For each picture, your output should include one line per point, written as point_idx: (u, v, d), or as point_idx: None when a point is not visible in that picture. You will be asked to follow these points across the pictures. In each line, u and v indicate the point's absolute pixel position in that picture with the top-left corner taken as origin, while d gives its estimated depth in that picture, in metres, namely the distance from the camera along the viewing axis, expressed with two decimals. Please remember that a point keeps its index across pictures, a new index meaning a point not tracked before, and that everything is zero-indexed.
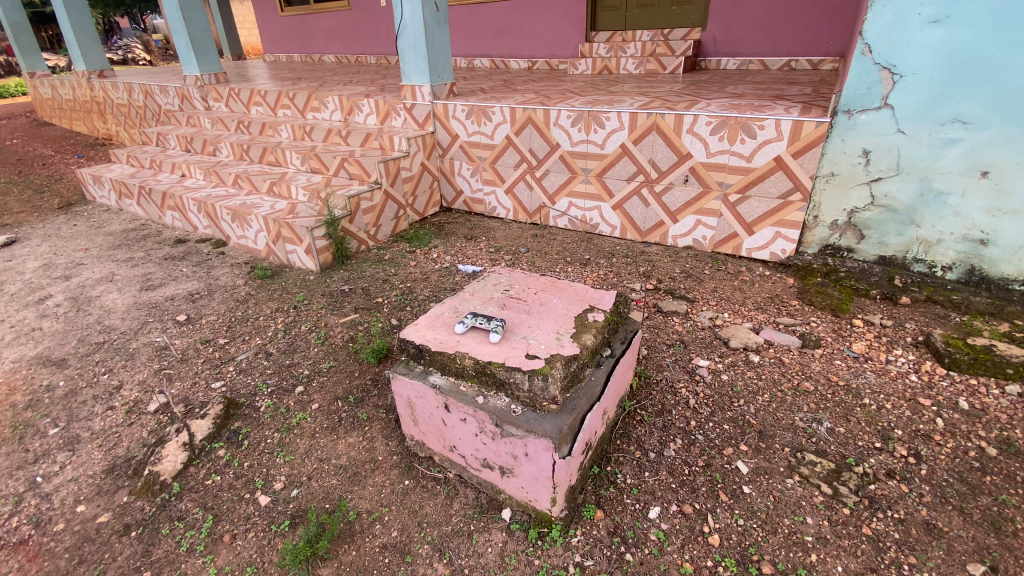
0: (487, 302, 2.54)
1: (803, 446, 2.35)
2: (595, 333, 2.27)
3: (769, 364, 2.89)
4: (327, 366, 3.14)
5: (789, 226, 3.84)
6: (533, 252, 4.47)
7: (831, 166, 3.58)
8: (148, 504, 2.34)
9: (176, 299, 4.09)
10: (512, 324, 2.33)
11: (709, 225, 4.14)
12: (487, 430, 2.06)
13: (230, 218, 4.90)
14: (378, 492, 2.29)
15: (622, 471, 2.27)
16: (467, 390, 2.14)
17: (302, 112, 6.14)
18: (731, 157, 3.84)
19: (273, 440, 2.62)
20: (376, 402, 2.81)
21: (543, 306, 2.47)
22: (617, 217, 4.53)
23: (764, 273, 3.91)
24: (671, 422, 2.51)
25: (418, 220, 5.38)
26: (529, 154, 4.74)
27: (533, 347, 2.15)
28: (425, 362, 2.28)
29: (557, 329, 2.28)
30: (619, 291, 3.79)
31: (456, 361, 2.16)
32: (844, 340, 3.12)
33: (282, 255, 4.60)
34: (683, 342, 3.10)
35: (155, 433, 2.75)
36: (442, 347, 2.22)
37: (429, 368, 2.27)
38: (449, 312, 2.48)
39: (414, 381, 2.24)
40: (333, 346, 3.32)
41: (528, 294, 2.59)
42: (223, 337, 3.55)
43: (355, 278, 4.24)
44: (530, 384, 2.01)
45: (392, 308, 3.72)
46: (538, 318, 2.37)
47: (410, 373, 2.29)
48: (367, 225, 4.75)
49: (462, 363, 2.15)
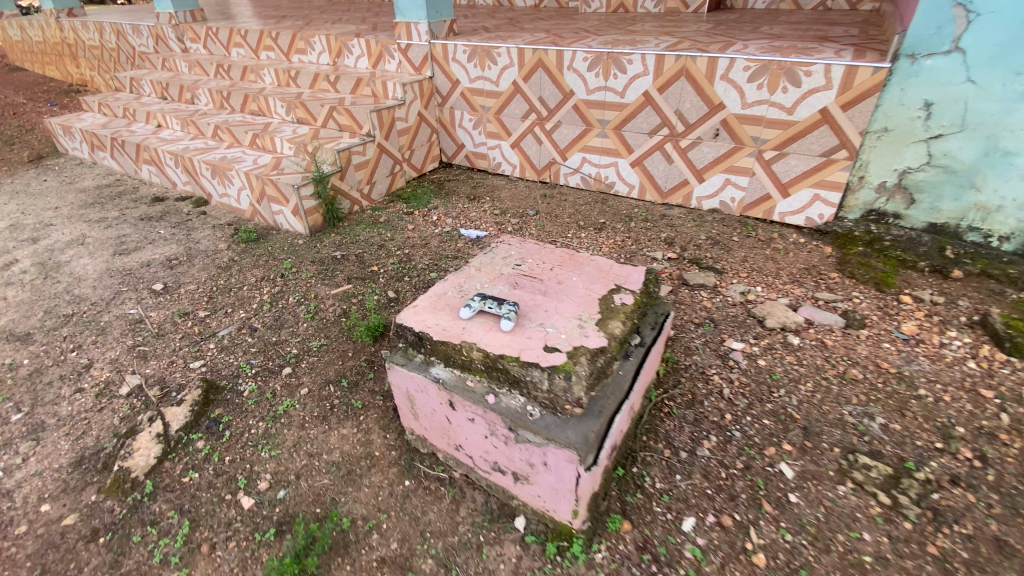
0: (496, 279, 2.21)
1: (855, 446, 2.08)
2: (623, 319, 1.95)
3: (811, 348, 2.58)
4: (318, 344, 2.84)
5: (831, 188, 3.44)
6: (542, 215, 4.08)
7: (885, 120, 3.14)
8: (118, 505, 2.11)
9: (153, 266, 3.74)
10: (526, 308, 2.00)
11: (739, 185, 3.73)
12: (499, 433, 1.77)
13: (210, 175, 4.48)
14: (375, 494, 2.04)
15: (650, 474, 2.02)
16: (476, 386, 1.82)
17: (286, 54, 5.55)
18: (770, 108, 3.39)
19: (258, 432, 2.35)
20: (372, 387, 2.53)
21: (561, 285, 2.14)
22: (635, 175, 4.10)
23: (799, 241, 3.55)
24: (704, 416, 2.23)
25: (416, 177, 4.95)
26: (538, 103, 4.25)
27: (552, 337, 1.83)
28: (426, 352, 1.97)
29: (579, 314, 1.95)
30: (639, 259, 3.44)
31: (463, 352, 1.85)
32: (892, 320, 2.80)
33: (268, 216, 4.21)
34: (714, 320, 2.78)
35: (127, 421, 2.48)
36: (446, 336, 1.90)
37: (430, 357, 1.96)
38: (453, 292, 2.14)
39: (414, 373, 1.93)
40: (325, 322, 3.00)
41: (543, 271, 2.26)
42: (203, 310, 3.23)
43: (347, 243, 3.87)
44: (550, 383, 1.70)
45: (388, 278, 3.36)
46: (556, 300, 2.04)
47: (408, 363, 1.99)
48: (360, 183, 4.34)
49: (470, 356, 1.84)
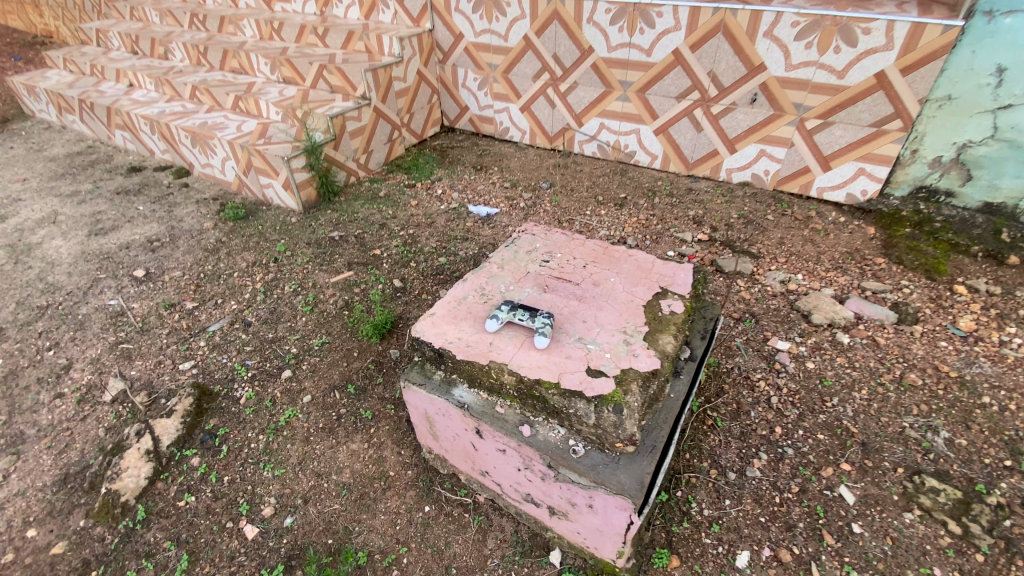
0: (523, 279, 1.93)
1: (919, 466, 1.90)
2: (674, 333, 1.69)
3: (863, 347, 2.36)
4: (320, 343, 2.58)
5: (878, 162, 3.13)
6: (557, 188, 3.74)
7: (949, 87, 2.80)
8: (108, 533, 1.90)
9: (133, 248, 3.42)
10: (562, 318, 1.74)
11: (775, 157, 3.40)
12: (535, 468, 1.55)
13: (190, 143, 4.07)
14: (393, 523, 1.84)
15: (697, 499, 1.83)
16: (506, 414, 1.59)
17: (268, 2, 4.99)
18: (818, 71, 3.02)
19: (258, 447, 2.13)
20: (382, 394, 2.30)
21: (598, 289, 1.87)
22: (658, 144, 3.75)
23: (839, 221, 3.27)
24: (751, 430, 2.04)
25: (416, 143, 4.55)
26: (553, 61, 3.83)
27: (595, 358, 1.59)
28: (446, 369, 1.72)
29: (623, 326, 1.70)
30: (667, 242, 3.16)
31: (491, 375, 1.60)
32: (946, 314, 2.57)
33: (257, 190, 3.86)
34: (754, 316, 2.55)
35: (113, 432, 2.25)
36: (470, 354, 1.64)
37: (452, 376, 1.71)
38: (475, 296, 1.87)
39: (434, 395, 1.68)
40: (325, 316, 2.73)
41: (576, 269, 1.97)
42: (191, 301, 2.95)
43: (345, 221, 3.54)
44: (597, 417, 1.46)
45: (392, 264, 3.06)
46: (594, 309, 1.78)
47: (426, 381, 1.73)
48: (355, 152, 3.95)
49: (500, 380, 1.59)
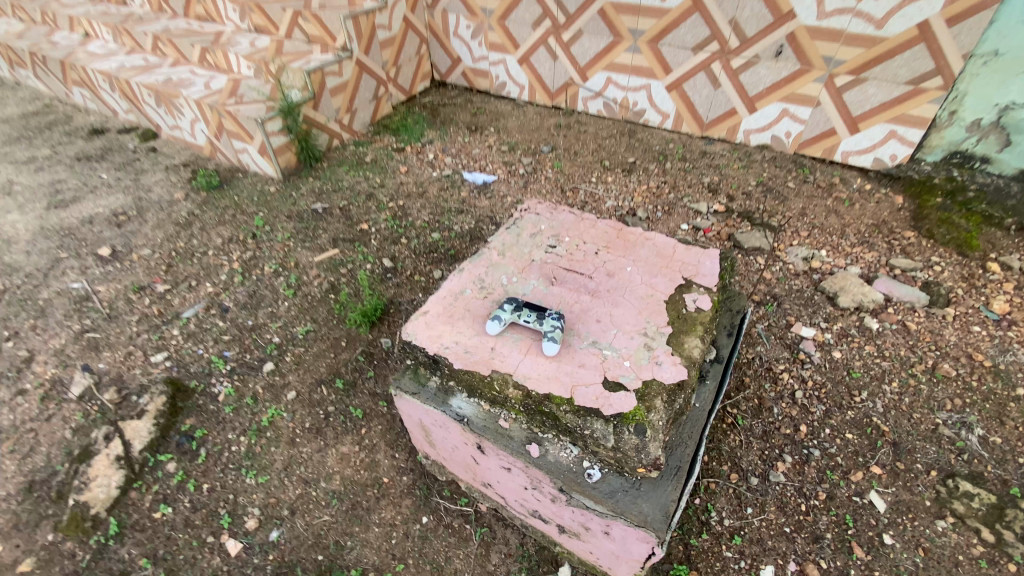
0: (528, 269, 1.70)
1: (953, 468, 1.74)
2: (701, 334, 1.50)
3: (893, 334, 2.18)
4: (304, 331, 2.37)
5: (911, 124, 2.85)
6: (559, 151, 3.44)
7: (997, 40, 2.50)
8: (79, 549, 1.76)
9: (97, 223, 3.13)
10: (573, 318, 1.53)
11: (798, 118, 3.10)
12: (544, 490, 1.39)
13: (155, 102, 3.70)
14: (387, 536, 1.70)
15: (716, 508, 1.70)
16: (512, 430, 1.41)
17: None
18: (854, 19, 2.69)
19: (240, 450, 1.96)
20: (374, 389, 2.11)
21: (614, 282, 1.65)
22: (670, 101, 3.42)
23: (864, 189, 3.02)
24: (774, 428, 1.88)
25: (405, 101, 4.17)
26: (554, 7, 3.43)
27: (612, 367, 1.39)
28: (443, 376, 1.52)
29: (643, 328, 1.50)
30: (679, 213, 2.91)
31: (494, 387, 1.40)
32: (979, 295, 2.39)
33: (231, 156, 3.53)
34: (776, 298, 2.36)
35: (80, 435, 2.07)
36: (470, 364, 1.44)
37: (450, 383, 1.50)
38: (473, 290, 1.64)
39: (429, 405, 1.49)
40: (309, 301, 2.50)
41: (588, 256, 1.75)
42: (163, 283, 2.70)
43: (329, 190, 3.24)
44: (617, 440, 1.28)
45: (381, 240, 2.81)
46: (610, 306, 1.57)
47: (420, 389, 1.53)
48: (338, 111, 3.59)
49: (505, 393, 1.39)
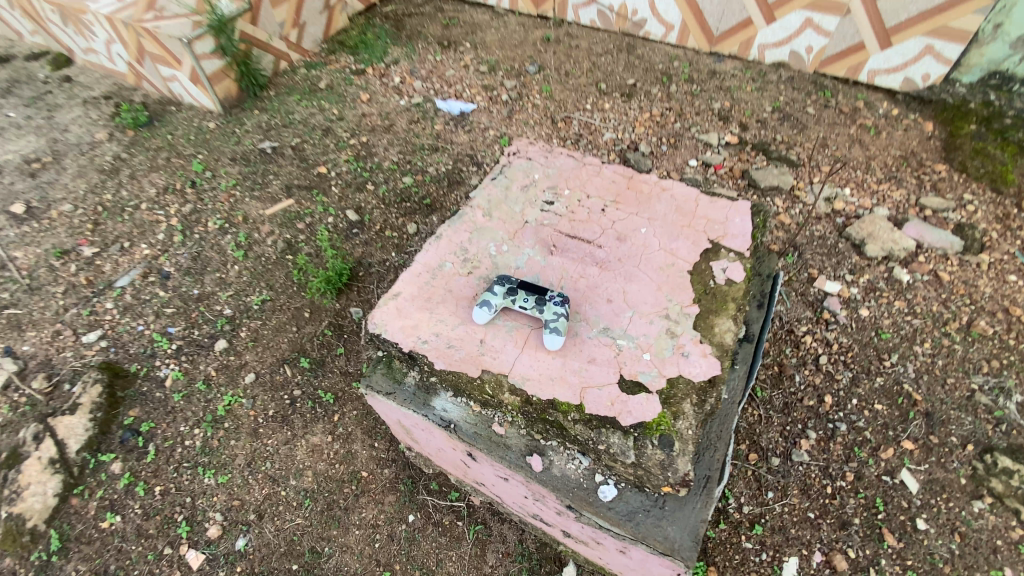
0: (521, 235, 1.39)
1: (991, 441, 1.60)
2: (733, 314, 1.24)
3: (925, 287, 1.96)
4: (260, 300, 2.04)
5: (951, 37, 2.47)
6: (547, 72, 2.95)
7: None
8: (20, 565, 1.56)
9: (5, 172, 2.63)
10: (579, 299, 1.24)
11: (823, 29, 2.67)
12: (549, 503, 1.17)
13: (60, 19, 3.03)
14: (371, 540, 1.53)
15: (734, 492, 1.54)
16: (509, 437, 1.16)
17: None
18: None
19: (194, 445, 1.72)
20: (345, 367, 1.85)
21: (626, 248, 1.35)
22: (676, 9, 2.92)
23: (892, 114, 2.67)
24: (796, 401, 1.69)
25: (363, 10, 3.53)
26: None
27: (628, 363, 1.14)
28: (422, 372, 1.24)
29: (664, 309, 1.23)
30: (687, 147, 2.54)
31: (486, 391, 1.16)
32: (1014, 239, 2.17)
33: (159, 85, 2.96)
34: (797, 247, 2.09)
35: (8, 433, 1.79)
36: (454, 364, 1.18)
37: (431, 380, 1.23)
38: (454, 262, 1.33)
39: (407, 408, 1.22)
40: (263, 263, 2.16)
41: (593, 215, 1.43)
42: (91, 246, 2.30)
43: (279, 125, 2.75)
44: (638, 455, 1.05)
45: (343, 186, 2.41)
46: (622, 280, 1.28)
47: (394, 388, 1.24)
48: (282, 26, 2.99)
49: (499, 399, 1.14)
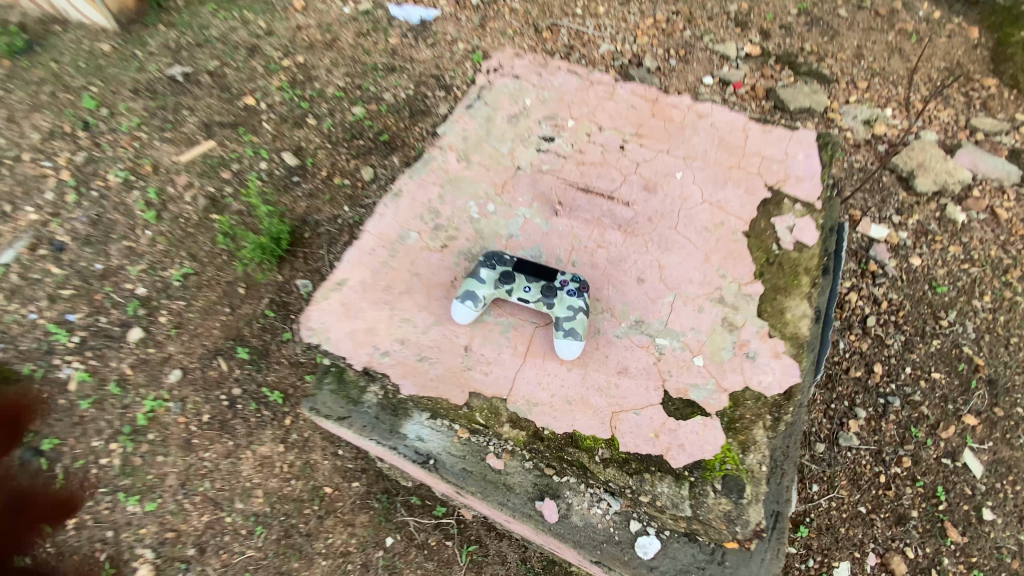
0: (513, 188, 1.00)
1: None
2: (808, 294, 0.91)
3: (982, 227, 1.66)
4: (180, 273, 1.57)
5: None
6: None
7: None
8: None
9: None
10: (600, 283, 0.90)
11: None
12: (566, 553, 0.89)
13: None
14: (341, 571, 1.27)
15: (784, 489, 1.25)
16: (514, 477, 0.84)
17: None
18: None
19: (111, 465, 1.38)
20: (291, 354, 1.48)
21: (658, 203, 0.98)
22: None
23: (931, 18, 2.17)
24: (840, 373, 1.40)
25: None
26: None
27: (674, 375, 0.84)
28: (386, 389, 0.88)
29: (717, 289, 0.89)
30: (699, 60, 2.08)
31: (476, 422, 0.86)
32: None
33: None
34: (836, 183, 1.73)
35: None
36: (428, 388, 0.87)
37: (399, 399, 0.88)
38: (419, 231, 0.97)
39: (368, 438, 0.87)
40: (181, 227, 1.63)
41: (609, 156, 1.04)
42: None
43: (191, 44, 1.86)
44: (701, 507, 0.78)
45: (276, 124, 1.80)
46: (656, 251, 0.93)
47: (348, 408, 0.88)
48: None
49: (501, 432, 0.85)
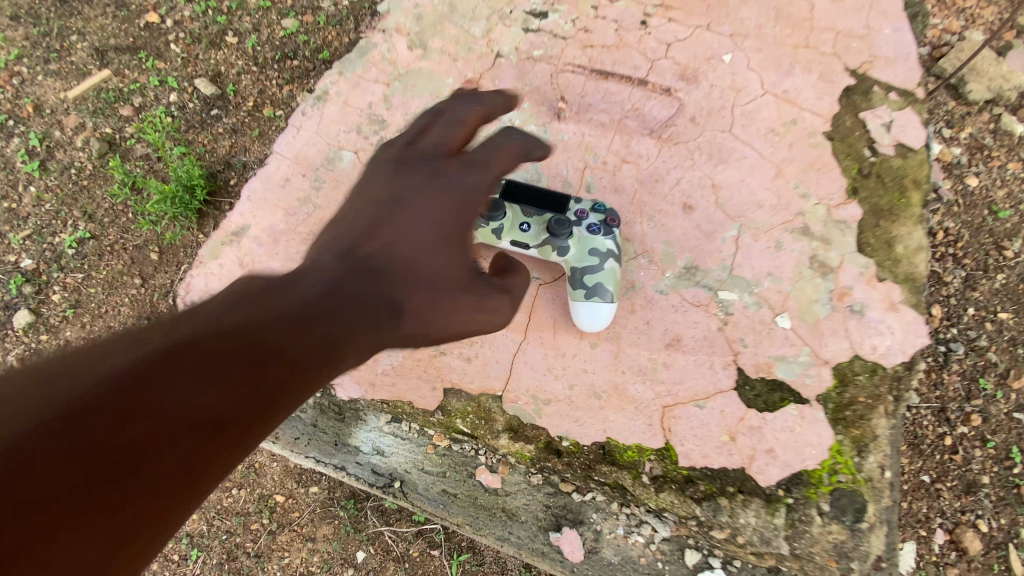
0: (491, 83, 0.88)
1: None
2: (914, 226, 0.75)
3: None
4: (64, 239, 1.17)
5: None
6: None
7: None
8: None
9: None
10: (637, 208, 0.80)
11: None
12: None
13: None
14: None
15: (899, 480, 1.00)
16: (532, 508, 0.79)
17: None
18: None
19: None
20: None
21: (700, 96, 0.83)
22: None
23: None
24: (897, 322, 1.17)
25: None
26: None
27: (764, 352, 0.74)
28: (355, 413, 0.82)
29: (778, 214, 0.77)
30: None
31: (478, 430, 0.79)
32: None
33: None
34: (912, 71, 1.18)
35: None
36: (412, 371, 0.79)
37: (369, 419, 0.82)
38: (321, 164, 0.92)
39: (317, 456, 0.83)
40: (64, 190, 1.18)
41: (627, 35, 0.87)
42: None
43: None
44: (812, 530, 0.69)
45: (188, 44, 1.20)
46: (690, 164, 0.81)
47: (311, 429, 0.83)
48: None
49: (501, 445, 0.78)
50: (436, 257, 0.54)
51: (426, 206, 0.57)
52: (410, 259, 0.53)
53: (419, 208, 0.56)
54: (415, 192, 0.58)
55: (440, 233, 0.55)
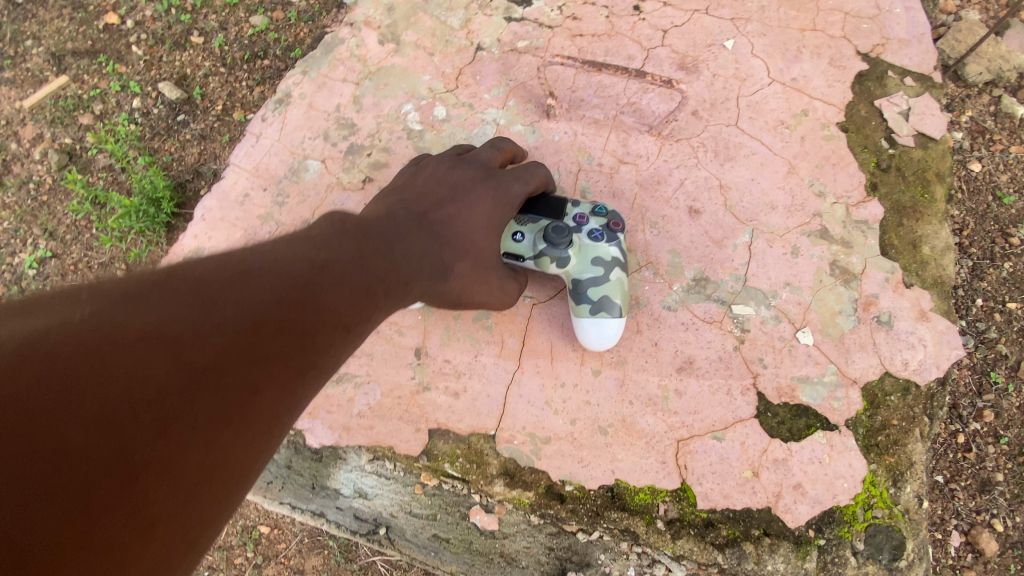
0: (471, 79, 0.84)
1: None
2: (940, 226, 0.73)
3: None
4: (20, 259, 1.07)
5: None
6: None
7: None
8: None
9: None
10: (644, 212, 0.76)
11: None
12: None
13: None
14: None
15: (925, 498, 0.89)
16: (529, 550, 0.70)
17: None
18: None
19: None
20: None
21: (701, 88, 0.80)
22: None
23: None
24: None
25: None
26: None
27: (787, 370, 0.70)
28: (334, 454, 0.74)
29: (791, 214, 0.74)
30: None
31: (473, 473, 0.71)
32: None
33: None
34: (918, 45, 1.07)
35: None
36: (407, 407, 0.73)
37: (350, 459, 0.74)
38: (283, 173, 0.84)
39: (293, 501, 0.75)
40: (19, 204, 1.09)
41: (619, 23, 0.84)
42: None
43: None
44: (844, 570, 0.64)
45: (151, 46, 1.12)
46: (696, 163, 0.77)
47: (285, 472, 0.76)
48: None
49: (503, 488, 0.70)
50: (473, 246, 0.61)
51: (473, 203, 0.62)
52: (456, 244, 0.60)
53: (475, 194, 0.63)
54: (464, 186, 0.64)
55: (488, 221, 0.62)
